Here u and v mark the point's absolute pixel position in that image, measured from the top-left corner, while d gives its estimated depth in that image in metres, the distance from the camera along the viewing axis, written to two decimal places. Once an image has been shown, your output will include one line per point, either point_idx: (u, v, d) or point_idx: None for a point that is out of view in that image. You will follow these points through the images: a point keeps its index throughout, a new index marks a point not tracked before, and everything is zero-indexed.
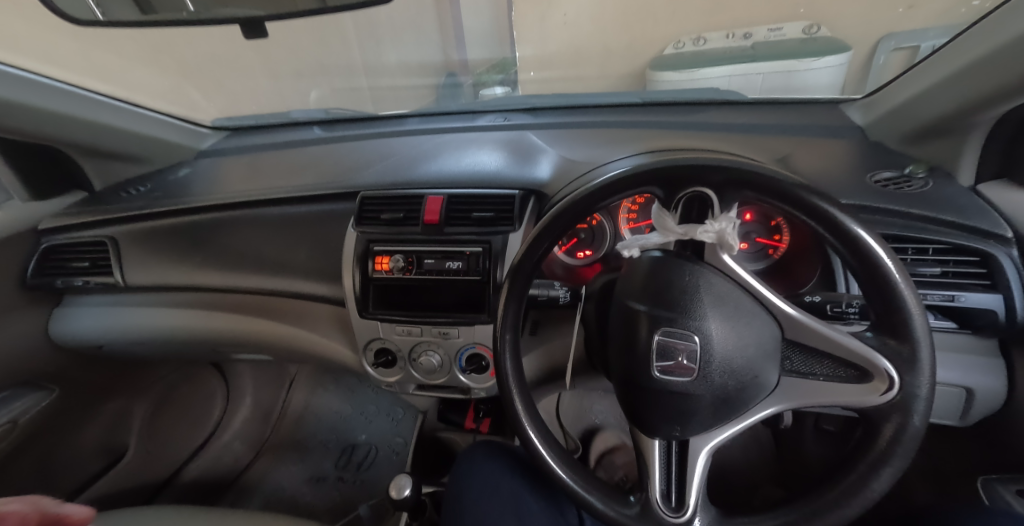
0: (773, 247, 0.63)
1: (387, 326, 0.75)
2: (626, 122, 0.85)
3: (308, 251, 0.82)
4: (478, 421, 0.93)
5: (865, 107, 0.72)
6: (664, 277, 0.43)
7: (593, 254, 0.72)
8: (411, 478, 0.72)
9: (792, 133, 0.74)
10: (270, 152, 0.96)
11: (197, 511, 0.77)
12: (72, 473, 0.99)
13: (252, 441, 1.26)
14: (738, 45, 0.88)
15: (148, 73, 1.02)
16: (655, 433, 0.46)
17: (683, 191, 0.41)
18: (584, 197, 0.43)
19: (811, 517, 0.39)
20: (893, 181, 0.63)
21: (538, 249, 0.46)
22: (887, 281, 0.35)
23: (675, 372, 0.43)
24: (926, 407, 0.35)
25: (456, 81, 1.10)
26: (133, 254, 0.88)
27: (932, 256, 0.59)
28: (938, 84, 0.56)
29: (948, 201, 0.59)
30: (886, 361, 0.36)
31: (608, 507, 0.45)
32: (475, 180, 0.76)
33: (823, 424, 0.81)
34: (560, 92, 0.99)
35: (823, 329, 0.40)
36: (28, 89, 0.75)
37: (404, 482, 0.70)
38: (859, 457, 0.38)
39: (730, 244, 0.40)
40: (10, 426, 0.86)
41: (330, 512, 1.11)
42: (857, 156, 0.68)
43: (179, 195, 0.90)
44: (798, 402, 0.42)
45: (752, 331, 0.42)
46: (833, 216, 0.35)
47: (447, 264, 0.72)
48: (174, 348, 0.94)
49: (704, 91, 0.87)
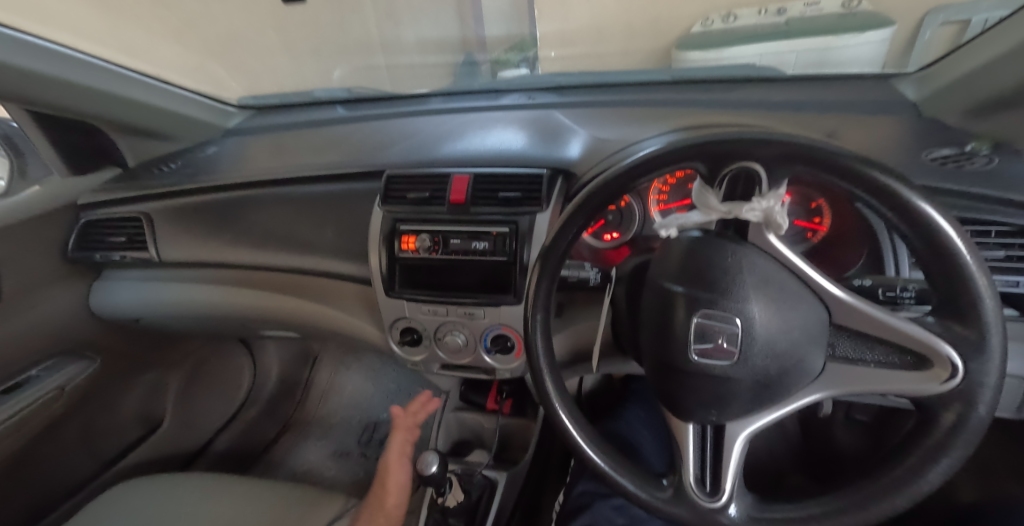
0: (813, 230, 0.60)
1: (413, 306, 0.76)
2: (656, 100, 0.82)
3: (334, 231, 0.82)
4: (501, 402, 0.92)
5: (919, 81, 0.67)
6: (704, 258, 0.41)
7: (621, 236, 0.70)
8: (438, 454, 0.73)
9: (835, 110, 0.70)
10: (294, 131, 0.96)
11: (230, 480, 0.80)
12: (114, 440, 1.04)
13: (278, 418, 1.32)
14: (772, 22, 0.84)
15: (174, 50, 0.99)
16: (690, 417, 0.45)
17: (728, 167, 0.39)
18: (620, 174, 0.41)
19: (855, 507, 0.38)
20: (953, 158, 0.59)
21: (572, 228, 0.45)
22: (954, 261, 0.32)
23: (713, 355, 0.41)
24: (993, 397, 0.33)
25: (474, 59, 1.03)
26: (165, 230, 0.90)
27: (995, 239, 0.57)
28: (1007, 54, 0.52)
29: (1014, 179, 0.55)
30: (949, 347, 0.34)
31: (641, 490, 0.45)
32: (502, 158, 0.75)
33: (855, 415, 0.80)
34: (587, 69, 0.96)
35: (875, 313, 0.38)
36: (60, 62, 0.75)
37: (433, 458, 0.72)
38: (915, 447, 0.36)
39: (777, 224, 0.38)
40: (58, 392, 0.89)
41: (354, 487, 1.16)
42: (908, 134, 0.64)
43: (208, 173, 0.91)
44: (843, 389, 0.41)
45: (798, 315, 0.40)
46: (893, 190, 0.32)
47: (473, 244, 0.71)
48: (207, 324, 0.97)
49: (738, 68, 0.82)
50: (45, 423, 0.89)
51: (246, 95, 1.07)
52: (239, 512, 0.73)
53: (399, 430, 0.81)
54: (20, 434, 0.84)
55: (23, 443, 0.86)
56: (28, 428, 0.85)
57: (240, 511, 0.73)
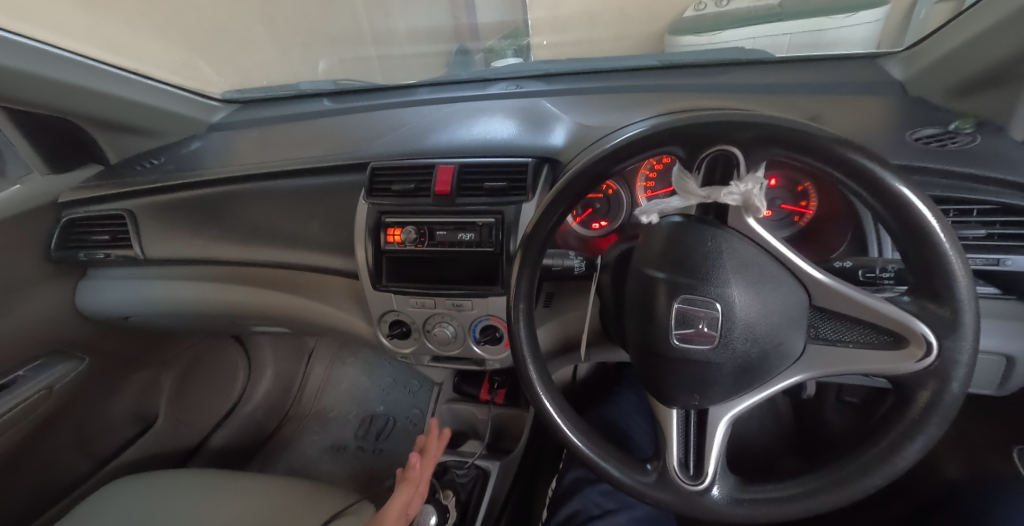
0: (800, 213, 0.60)
1: (400, 298, 0.75)
2: (644, 87, 0.81)
3: (319, 225, 0.82)
4: (494, 392, 0.93)
5: (906, 60, 0.67)
6: (683, 244, 0.41)
7: (609, 224, 0.69)
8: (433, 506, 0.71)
9: (824, 92, 0.70)
10: (280, 125, 0.95)
11: (220, 477, 0.81)
12: (108, 437, 1.04)
13: (274, 412, 1.32)
14: (764, 5, 0.79)
15: (158, 44, 0.97)
16: (672, 402, 0.45)
17: (705, 150, 0.38)
18: (597, 160, 0.40)
19: (832, 486, 0.39)
20: (936, 137, 0.59)
21: (550, 217, 0.44)
22: (930, 240, 0.32)
23: (694, 339, 0.41)
24: (967, 374, 0.33)
25: (467, 47, 1.03)
26: (149, 228, 0.90)
27: (977, 218, 0.56)
28: (994, 27, 0.51)
29: (998, 157, 0.55)
30: (923, 326, 0.34)
31: (625, 475, 0.45)
32: (486, 148, 0.74)
33: (845, 396, 0.80)
34: (575, 56, 0.94)
35: (853, 294, 0.38)
36: (32, 56, 0.76)
37: (428, 509, 0.70)
38: (892, 425, 0.37)
39: (756, 207, 0.37)
40: (47, 393, 0.89)
41: (350, 478, 1.16)
42: (896, 114, 0.63)
43: (191, 169, 0.90)
44: (823, 370, 0.41)
45: (779, 297, 0.40)
46: (869, 169, 0.32)
47: (459, 236, 0.71)
48: (196, 321, 0.97)
49: (729, 52, 0.81)
50: (36, 422, 0.89)
51: (230, 89, 1.07)
52: (230, 505, 0.74)
53: (414, 483, 0.64)
54: (12, 433, 0.85)
55: (15, 442, 0.86)
56: (17, 428, 0.85)
57: (232, 505, 0.74)
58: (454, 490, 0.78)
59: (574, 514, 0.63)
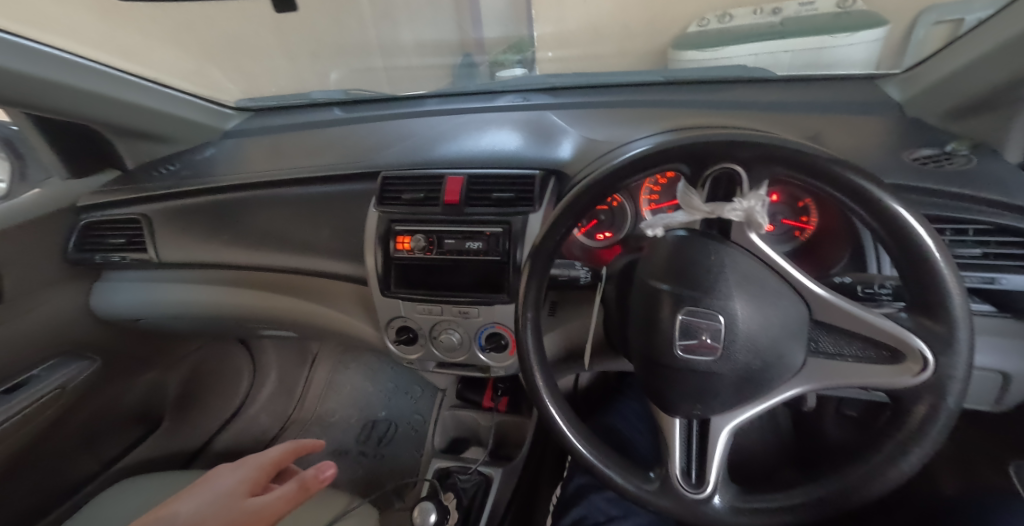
0: (801, 228, 0.62)
1: (408, 305, 0.77)
2: (648, 101, 0.82)
3: (329, 232, 0.83)
4: (496, 400, 0.95)
5: (904, 82, 0.69)
6: (689, 257, 0.42)
7: (614, 236, 0.71)
8: (434, 501, 0.72)
9: (825, 111, 0.71)
10: (292, 133, 0.97)
11: None
12: (113, 438, 1.05)
13: (277, 415, 1.31)
14: (765, 22, 0.81)
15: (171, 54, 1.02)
16: (676, 411, 0.46)
17: (710, 168, 0.39)
18: (606, 175, 0.42)
19: (832, 496, 0.40)
20: (933, 158, 0.61)
21: (559, 228, 0.45)
22: (926, 259, 0.34)
23: (698, 350, 0.42)
24: (962, 389, 0.34)
25: (473, 60, 1.05)
26: (163, 232, 0.91)
27: (972, 237, 0.58)
28: (986, 56, 0.53)
29: (992, 179, 0.57)
30: (919, 341, 0.36)
31: (628, 482, 0.46)
32: (495, 159, 0.76)
33: (845, 409, 0.80)
34: (581, 69, 0.96)
35: (852, 310, 0.39)
36: (63, 68, 0.77)
37: (428, 508, 0.70)
38: (890, 436, 0.38)
39: (757, 223, 0.39)
40: (60, 392, 0.90)
41: (350, 484, 1.16)
42: (893, 134, 0.65)
43: (204, 175, 0.92)
44: (822, 383, 0.42)
45: (778, 312, 0.41)
46: (869, 191, 0.33)
47: (468, 244, 0.72)
48: (204, 323, 0.98)
49: (732, 68, 0.83)
50: (46, 422, 0.89)
51: (243, 97, 1.08)
52: None
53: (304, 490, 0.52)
54: (23, 433, 0.84)
55: (28, 441, 0.87)
56: (31, 426, 0.86)
57: None
58: (456, 495, 0.79)
59: (579, 519, 0.63)
